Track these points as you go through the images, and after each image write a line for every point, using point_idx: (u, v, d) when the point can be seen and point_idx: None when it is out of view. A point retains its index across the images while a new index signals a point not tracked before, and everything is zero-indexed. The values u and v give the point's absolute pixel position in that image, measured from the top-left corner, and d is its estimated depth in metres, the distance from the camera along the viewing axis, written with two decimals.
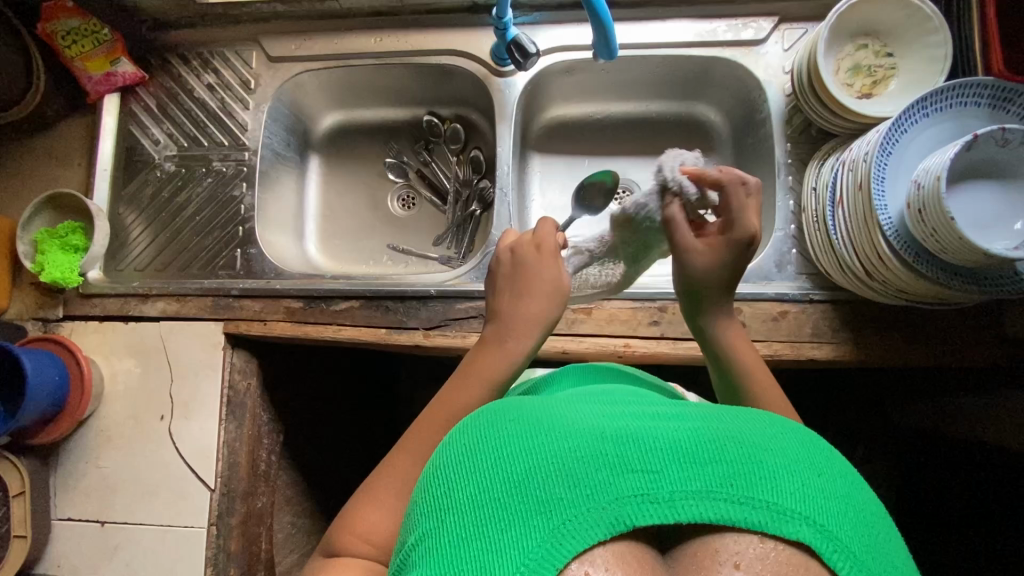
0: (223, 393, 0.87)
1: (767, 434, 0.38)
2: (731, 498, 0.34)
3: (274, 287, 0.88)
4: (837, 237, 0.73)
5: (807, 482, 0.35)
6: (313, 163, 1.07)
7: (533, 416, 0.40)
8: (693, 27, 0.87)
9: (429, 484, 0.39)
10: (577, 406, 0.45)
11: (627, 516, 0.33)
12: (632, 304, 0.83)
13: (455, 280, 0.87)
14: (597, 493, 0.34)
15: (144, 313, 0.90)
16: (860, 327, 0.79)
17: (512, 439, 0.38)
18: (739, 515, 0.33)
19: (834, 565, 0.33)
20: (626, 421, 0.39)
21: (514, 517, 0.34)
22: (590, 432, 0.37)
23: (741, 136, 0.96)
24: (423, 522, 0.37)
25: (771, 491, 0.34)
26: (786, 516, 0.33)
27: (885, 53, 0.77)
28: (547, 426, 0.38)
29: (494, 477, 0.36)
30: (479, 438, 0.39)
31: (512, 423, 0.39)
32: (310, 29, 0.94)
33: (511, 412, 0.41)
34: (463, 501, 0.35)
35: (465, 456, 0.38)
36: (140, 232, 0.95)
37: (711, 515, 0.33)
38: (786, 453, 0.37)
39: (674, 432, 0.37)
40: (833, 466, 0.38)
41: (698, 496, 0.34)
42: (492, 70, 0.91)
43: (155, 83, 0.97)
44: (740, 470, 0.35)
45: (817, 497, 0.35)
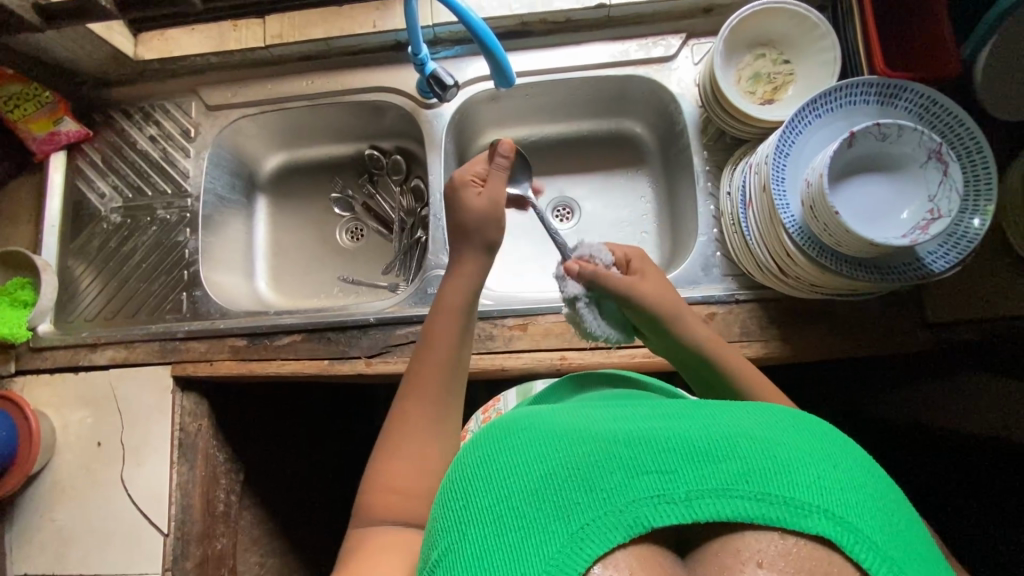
0: (174, 436, 0.88)
1: (782, 429, 0.38)
2: (748, 495, 0.34)
3: (218, 327, 0.90)
4: (751, 237, 0.76)
5: (820, 474, 0.35)
6: (260, 203, 1.10)
7: (545, 422, 0.41)
8: (607, 49, 0.91)
9: (447, 495, 0.39)
10: (589, 408, 0.45)
11: (645, 517, 0.34)
12: (565, 318, 0.85)
13: (393, 306, 0.88)
14: (613, 497, 0.35)
15: (93, 362, 0.92)
16: (789, 323, 0.81)
17: (527, 446, 0.39)
18: (757, 511, 0.34)
19: (856, 557, 0.33)
20: (639, 423, 0.39)
21: (534, 524, 0.34)
22: (602, 435, 0.38)
23: (667, 148, 1.00)
24: (444, 533, 0.37)
25: (784, 486, 0.34)
26: (803, 510, 0.34)
27: (782, 60, 0.81)
28: (560, 432, 0.39)
29: (512, 485, 0.36)
30: (495, 445, 0.40)
31: (526, 429, 0.40)
32: (244, 78, 0.99)
33: (524, 419, 0.42)
34: (484, 510, 0.36)
35: (482, 465, 0.39)
36: (91, 282, 0.97)
37: (728, 512, 0.34)
38: (799, 446, 0.37)
39: (685, 430, 0.37)
40: (846, 455, 0.38)
41: (714, 495, 0.34)
42: (419, 103, 0.95)
43: (99, 138, 1.01)
44: (753, 467, 0.35)
45: (833, 488, 0.35)
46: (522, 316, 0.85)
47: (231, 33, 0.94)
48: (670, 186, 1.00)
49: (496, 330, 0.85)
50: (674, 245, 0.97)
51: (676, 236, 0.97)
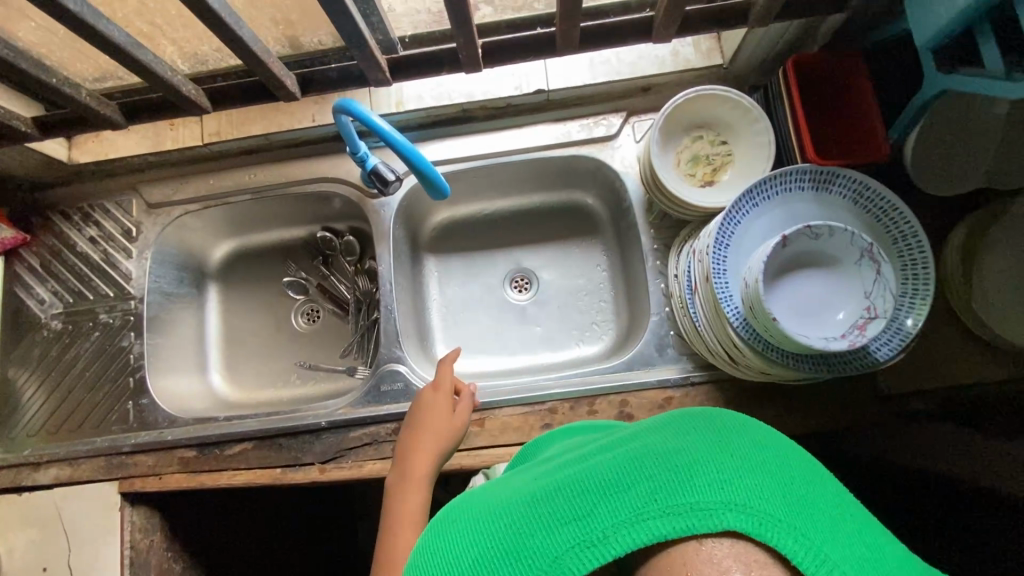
0: (124, 557, 0.83)
1: (684, 434, 0.39)
2: (658, 513, 0.35)
3: (166, 438, 0.87)
4: (701, 325, 0.75)
5: (721, 467, 0.36)
6: (211, 293, 1.08)
7: (488, 511, 0.44)
8: (549, 130, 0.92)
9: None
10: (534, 476, 0.48)
11: (569, 569, 0.36)
12: (522, 409, 0.83)
13: (346, 407, 0.86)
14: (540, 559, 0.37)
15: (38, 481, 0.89)
16: (744, 403, 0.80)
17: (469, 539, 0.42)
18: (670, 527, 0.34)
19: (767, 538, 0.33)
20: (564, 475, 0.42)
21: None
22: (528, 505, 0.41)
23: (617, 219, 1.00)
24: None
25: (688, 493, 0.35)
26: (707, 512, 0.34)
27: (719, 142, 0.81)
28: (495, 515, 0.43)
29: None
30: (447, 543, 0.44)
31: (470, 521, 0.44)
32: (185, 174, 0.97)
33: (471, 512, 0.45)
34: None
35: (434, 566, 0.42)
36: (33, 392, 0.94)
37: (646, 538, 0.34)
38: (700, 447, 0.38)
39: (598, 469, 0.39)
40: (749, 438, 0.39)
41: (628, 525, 0.35)
42: (365, 193, 0.93)
43: (38, 242, 0.98)
44: (658, 483, 0.36)
45: (736, 479, 0.35)
46: (477, 410, 0.83)
47: (168, 132, 0.92)
48: (624, 257, 1.00)
49: None
50: (632, 316, 0.97)
51: (633, 308, 0.97)
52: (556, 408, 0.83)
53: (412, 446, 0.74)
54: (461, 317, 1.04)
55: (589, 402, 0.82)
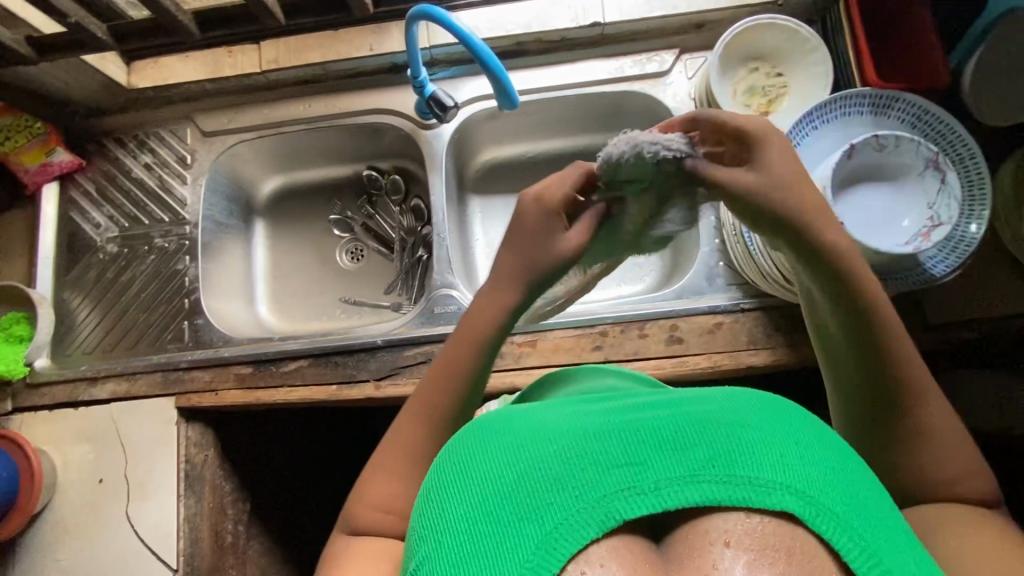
0: (180, 468, 0.87)
1: (746, 409, 0.40)
2: (714, 480, 0.35)
3: (223, 355, 0.89)
4: (755, 248, 0.77)
5: (783, 450, 0.37)
6: (259, 228, 1.10)
7: (521, 429, 0.42)
8: (604, 65, 0.93)
9: (426, 504, 0.40)
10: (564, 411, 0.47)
11: (616, 511, 0.35)
12: (575, 332, 0.84)
13: (400, 328, 0.88)
14: (585, 493, 0.35)
15: (93, 396, 0.90)
16: (793, 330, 0.82)
17: (501, 450, 0.40)
18: (724, 494, 0.35)
19: (819, 529, 0.34)
20: (610, 418, 0.41)
21: (507, 528, 0.35)
22: (574, 433, 0.39)
23: None
24: (423, 544, 0.38)
25: (749, 466, 0.36)
26: (767, 488, 0.35)
27: (775, 74, 0.83)
28: (533, 434, 0.40)
29: (483, 492, 0.37)
30: (470, 454, 0.41)
31: (504, 434, 0.42)
32: (240, 103, 0.98)
33: (500, 427, 0.43)
34: (462, 512, 0.37)
35: (456, 473, 0.40)
36: (87, 313, 0.95)
37: (697, 497, 0.35)
38: (763, 427, 0.38)
39: (656, 420, 0.39)
40: (810, 431, 0.39)
41: (682, 483, 0.35)
42: (418, 124, 0.95)
43: (93, 168, 0.99)
44: (719, 450, 0.36)
45: (797, 467, 0.36)
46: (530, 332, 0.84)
47: (226, 59, 0.93)
48: None
49: (505, 348, 0.85)
50: (675, 256, 0.99)
51: (678, 248, 0.98)
52: (608, 331, 0.84)
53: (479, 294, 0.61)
54: None
55: (640, 326, 0.84)
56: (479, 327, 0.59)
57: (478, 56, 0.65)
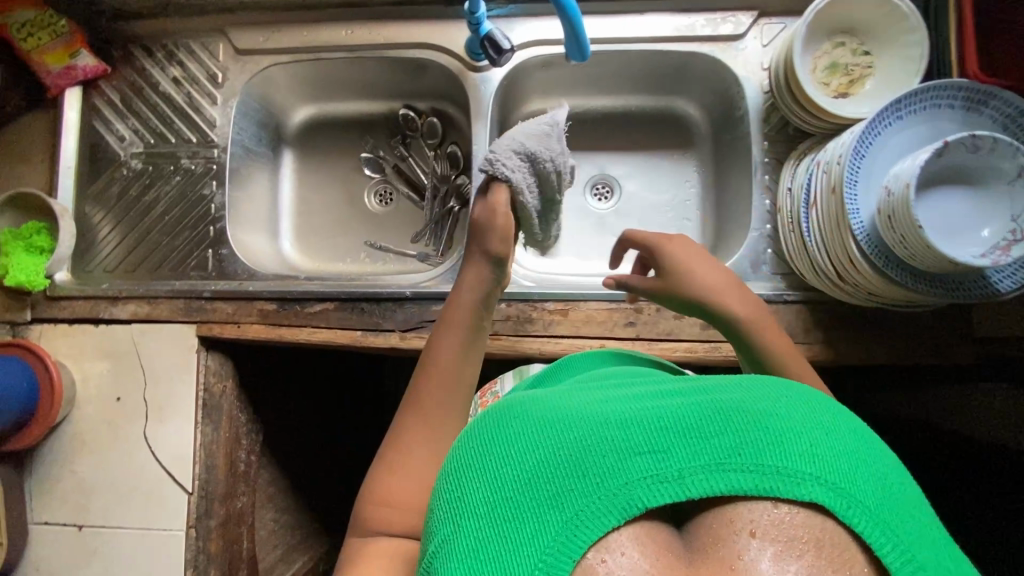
0: (198, 396, 0.87)
1: (774, 397, 0.37)
2: (742, 469, 0.33)
3: (247, 289, 0.87)
4: (811, 240, 0.74)
5: (817, 441, 0.34)
6: (286, 157, 1.05)
7: (534, 410, 0.39)
8: (672, 21, 0.86)
9: (442, 486, 0.39)
10: (578, 393, 0.44)
11: (639, 498, 0.33)
12: (608, 305, 0.81)
13: (430, 281, 0.86)
14: (605, 480, 0.33)
15: (113, 316, 0.89)
16: (835, 328, 0.79)
17: (517, 432, 0.38)
18: (755, 484, 0.33)
19: (853, 523, 0.32)
20: (628, 402, 0.38)
21: (520, 514, 0.34)
22: (593, 415, 0.37)
23: (719, 133, 0.95)
24: (439, 528, 0.37)
25: (781, 456, 0.33)
26: (800, 480, 0.33)
27: (862, 51, 0.76)
28: (549, 415, 0.38)
29: (501, 474, 0.36)
30: (482, 437, 0.39)
31: (518, 415, 0.39)
32: (278, 20, 0.91)
33: (514, 408, 0.41)
34: (478, 498, 0.35)
35: (472, 455, 0.38)
36: (109, 231, 0.92)
37: (725, 487, 0.33)
38: (793, 415, 0.36)
39: (678, 406, 0.36)
40: (843, 420, 0.37)
41: (708, 471, 0.33)
42: (466, 65, 0.89)
43: (118, 76, 0.94)
44: (748, 439, 0.34)
45: (831, 457, 0.34)
46: (564, 300, 0.82)
47: None
48: (720, 175, 0.95)
49: (536, 313, 0.82)
50: (720, 238, 0.93)
51: (720, 229, 0.94)
52: (643, 308, 0.81)
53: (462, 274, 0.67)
54: None
55: None
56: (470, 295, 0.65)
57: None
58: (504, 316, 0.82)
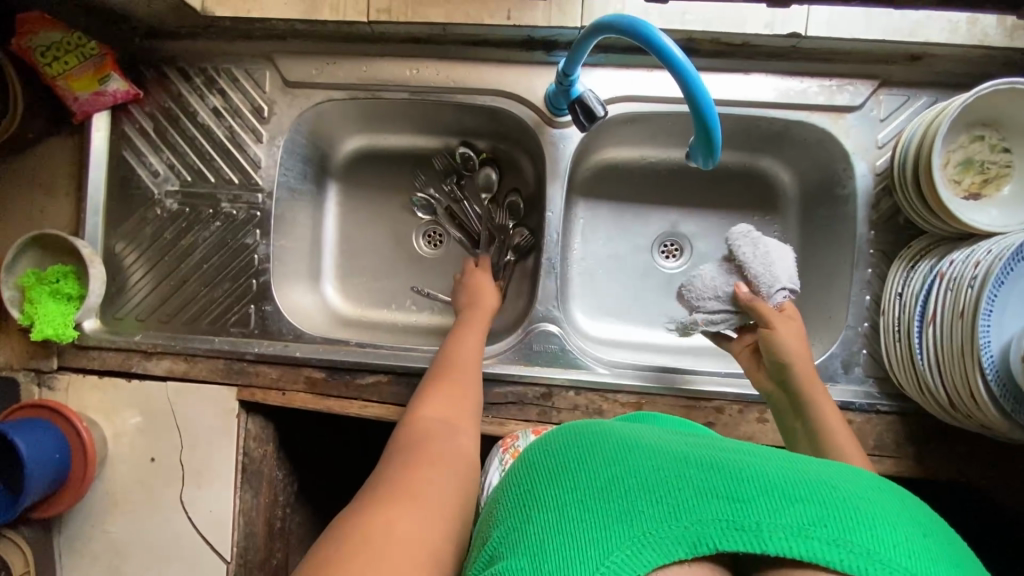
0: (239, 463, 0.82)
1: (872, 485, 0.36)
2: (828, 540, 0.32)
3: (293, 354, 0.80)
4: (923, 358, 0.67)
5: (918, 541, 0.32)
6: (331, 192, 0.97)
7: (621, 433, 0.40)
8: (777, 83, 0.77)
9: (518, 484, 0.40)
10: (666, 432, 0.44)
11: (711, 539, 0.33)
12: (686, 402, 0.76)
13: (492, 357, 0.79)
14: (680, 511, 0.33)
15: (148, 371, 0.83)
16: (927, 442, 0.74)
17: (599, 448, 0.39)
18: (840, 559, 0.31)
19: None
20: (720, 450, 0.38)
21: (591, 519, 0.34)
22: (675, 452, 0.37)
23: (811, 202, 0.87)
24: (509, 521, 0.37)
25: (876, 541, 0.32)
26: (894, 571, 0.31)
27: (1001, 148, 0.68)
28: (634, 442, 0.39)
29: (578, 483, 0.36)
30: (565, 451, 0.40)
31: (602, 434, 0.40)
32: (334, 52, 0.81)
33: (600, 430, 0.42)
34: (550, 497, 0.36)
35: (552, 463, 0.39)
36: (141, 276, 0.85)
37: (804, 552, 0.32)
38: (896, 508, 0.34)
39: (771, 464, 0.36)
40: (944, 534, 0.34)
41: (789, 532, 0.32)
42: (545, 118, 0.79)
43: (151, 101, 0.84)
44: (838, 512, 0.33)
45: (931, 560, 0.32)
46: (638, 394, 0.76)
47: None
48: (805, 248, 0.88)
49: (607, 405, 0.76)
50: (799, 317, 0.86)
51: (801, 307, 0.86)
52: (723, 408, 0.75)
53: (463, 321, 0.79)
54: (600, 278, 0.94)
55: (760, 409, 0.75)
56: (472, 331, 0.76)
57: (669, 61, 0.55)
58: (572, 404, 0.77)
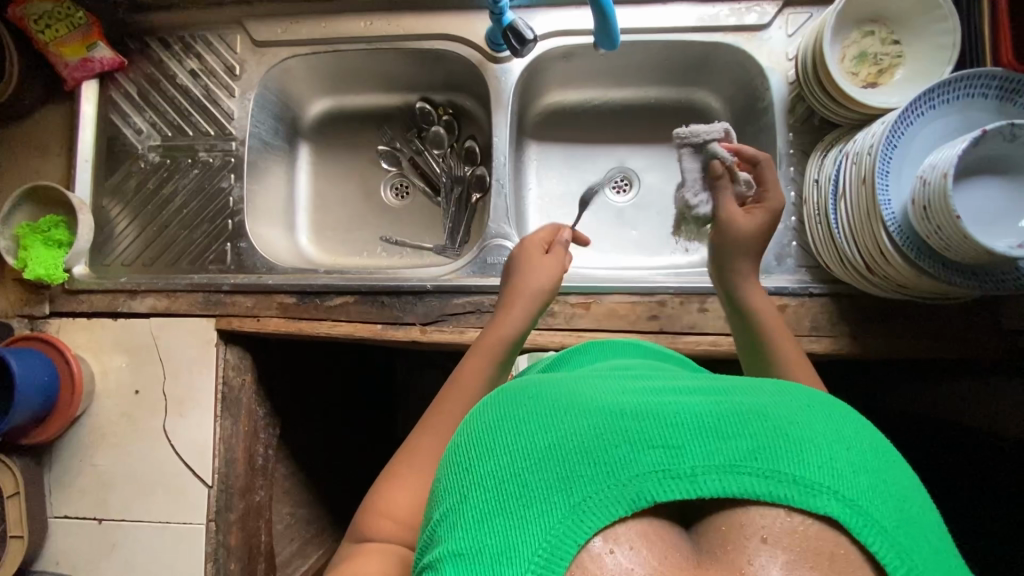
0: (218, 390, 0.86)
1: (798, 400, 0.34)
2: (757, 472, 0.30)
3: (266, 283, 0.86)
4: (839, 231, 0.73)
5: (841, 453, 0.31)
6: (303, 151, 1.04)
7: (540, 388, 0.36)
8: (695, 11, 0.85)
9: (438, 461, 0.35)
10: (595, 376, 0.40)
11: (647, 492, 0.30)
12: (630, 298, 0.81)
13: (451, 274, 0.86)
14: (613, 471, 0.30)
15: (133, 309, 0.88)
16: (860, 321, 0.78)
17: (517, 412, 0.34)
18: (768, 489, 0.30)
19: (875, 547, 0.29)
20: (646, 392, 0.35)
21: (518, 496, 0.30)
22: (600, 403, 0.33)
23: (742, 125, 0.94)
24: (428, 503, 0.33)
25: (800, 464, 0.30)
26: (819, 490, 0.29)
27: (891, 41, 0.75)
28: (554, 397, 0.35)
29: (500, 453, 0.32)
30: (484, 419, 0.35)
31: (522, 392, 0.36)
32: (296, 12, 0.91)
33: (516, 386, 0.37)
34: (472, 477, 0.32)
35: (470, 433, 0.35)
36: (127, 224, 0.92)
37: (737, 489, 0.30)
38: (820, 420, 0.32)
39: (699, 401, 0.33)
40: (873, 438, 0.33)
41: (721, 470, 0.30)
42: (487, 56, 0.88)
43: (135, 69, 0.93)
44: (769, 441, 0.30)
45: (854, 470, 0.30)
46: (586, 294, 0.81)
47: None
48: None
49: (558, 307, 0.81)
50: None
51: None
52: (666, 301, 0.80)
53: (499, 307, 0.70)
54: (556, 212, 0.99)
55: (700, 300, 0.80)
56: (511, 329, 0.67)
57: None
58: None
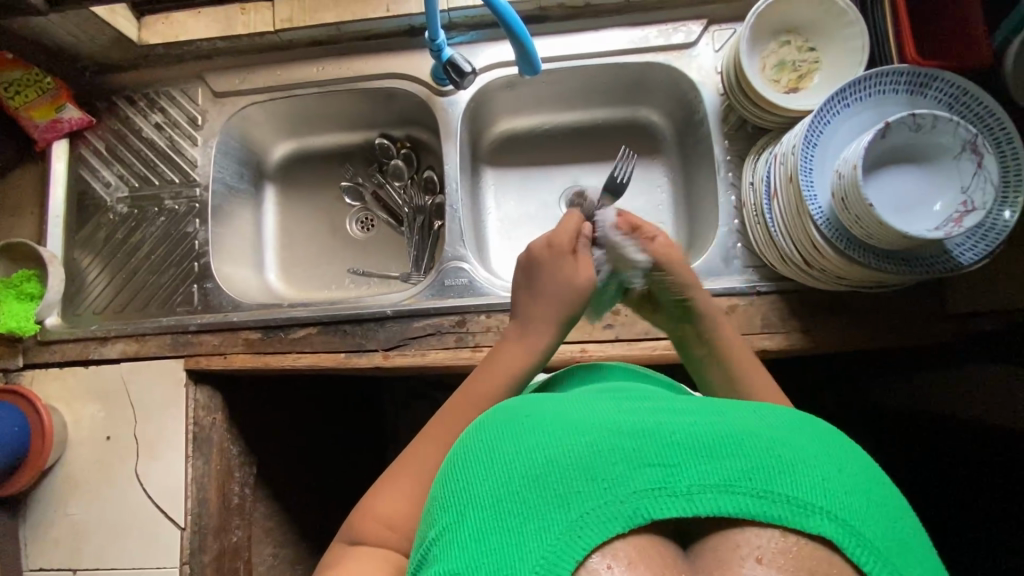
0: (188, 429, 0.87)
1: (785, 427, 0.37)
2: (751, 492, 0.33)
3: (231, 320, 0.89)
4: (775, 229, 0.75)
5: (826, 475, 0.34)
6: (269, 192, 1.08)
7: (549, 412, 0.39)
8: (625, 35, 0.91)
9: (450, 476, 0.38)
10: (598, 400, 0.44)
11: (646, 508, 0.33)
12: None
13: (410, 298, 0.88)
14: (615, 487, 0.33)
15: (103, 355, 0.90)
16: (811, 316, 0.80)
17: (527, 431, 0.37)
18: (760, 509, 0.33)
19: (860, 563, 0.31)
20: (643, 415, 0.38)
21: (530, 509, 0.33)
22: (604, 425, 0.37)
23: (684, 137, 0.98)
24: (439, 518, 0.36)
25: (788, 485, 0.33)
26: (808, 509, 0.33)
27: (806, 48, 0.80)
28: (562, 420, 0.38)
29: (513, 468, 0.35)
30: (495, 437, 0.38)
31: (532, 414, 0.39)
32: (252, 63, 0.97)
33: (527, 410, 0.40)
34: (484, 492, 0.35)
35: (483, 450, 0.37)
36: (98, 274, 0.95)
37: (731, 509, 0.33)
38: (803, 445, 0.36)
39: (692, 425, 0.37)
40: (853, 461, 0.37)
41: (716, 489, 0.33)
42: (433, 91, 0.93)
43: (102, 126, 0.98)
44: (760, 461, 0.34)
45: (838, 491, 0.34)
46: None
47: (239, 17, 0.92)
48: (688, 176, 0.97)
49: None
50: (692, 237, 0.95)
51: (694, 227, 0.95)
52: (620, 310, 0.82)
53: (524, 323, 0.68)
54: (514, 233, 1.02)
55: None
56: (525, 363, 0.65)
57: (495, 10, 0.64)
58: (485, 327, 0.84)
